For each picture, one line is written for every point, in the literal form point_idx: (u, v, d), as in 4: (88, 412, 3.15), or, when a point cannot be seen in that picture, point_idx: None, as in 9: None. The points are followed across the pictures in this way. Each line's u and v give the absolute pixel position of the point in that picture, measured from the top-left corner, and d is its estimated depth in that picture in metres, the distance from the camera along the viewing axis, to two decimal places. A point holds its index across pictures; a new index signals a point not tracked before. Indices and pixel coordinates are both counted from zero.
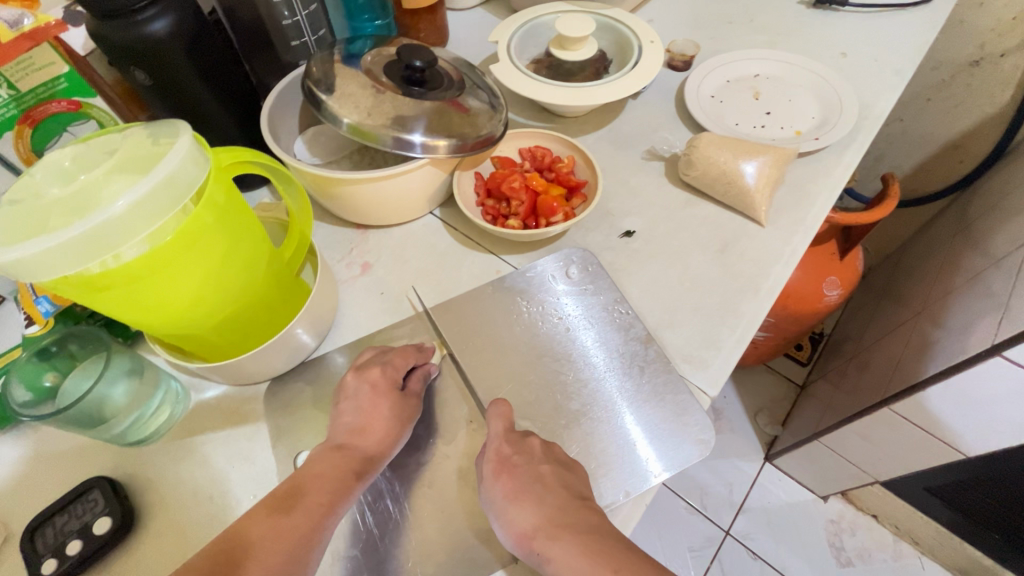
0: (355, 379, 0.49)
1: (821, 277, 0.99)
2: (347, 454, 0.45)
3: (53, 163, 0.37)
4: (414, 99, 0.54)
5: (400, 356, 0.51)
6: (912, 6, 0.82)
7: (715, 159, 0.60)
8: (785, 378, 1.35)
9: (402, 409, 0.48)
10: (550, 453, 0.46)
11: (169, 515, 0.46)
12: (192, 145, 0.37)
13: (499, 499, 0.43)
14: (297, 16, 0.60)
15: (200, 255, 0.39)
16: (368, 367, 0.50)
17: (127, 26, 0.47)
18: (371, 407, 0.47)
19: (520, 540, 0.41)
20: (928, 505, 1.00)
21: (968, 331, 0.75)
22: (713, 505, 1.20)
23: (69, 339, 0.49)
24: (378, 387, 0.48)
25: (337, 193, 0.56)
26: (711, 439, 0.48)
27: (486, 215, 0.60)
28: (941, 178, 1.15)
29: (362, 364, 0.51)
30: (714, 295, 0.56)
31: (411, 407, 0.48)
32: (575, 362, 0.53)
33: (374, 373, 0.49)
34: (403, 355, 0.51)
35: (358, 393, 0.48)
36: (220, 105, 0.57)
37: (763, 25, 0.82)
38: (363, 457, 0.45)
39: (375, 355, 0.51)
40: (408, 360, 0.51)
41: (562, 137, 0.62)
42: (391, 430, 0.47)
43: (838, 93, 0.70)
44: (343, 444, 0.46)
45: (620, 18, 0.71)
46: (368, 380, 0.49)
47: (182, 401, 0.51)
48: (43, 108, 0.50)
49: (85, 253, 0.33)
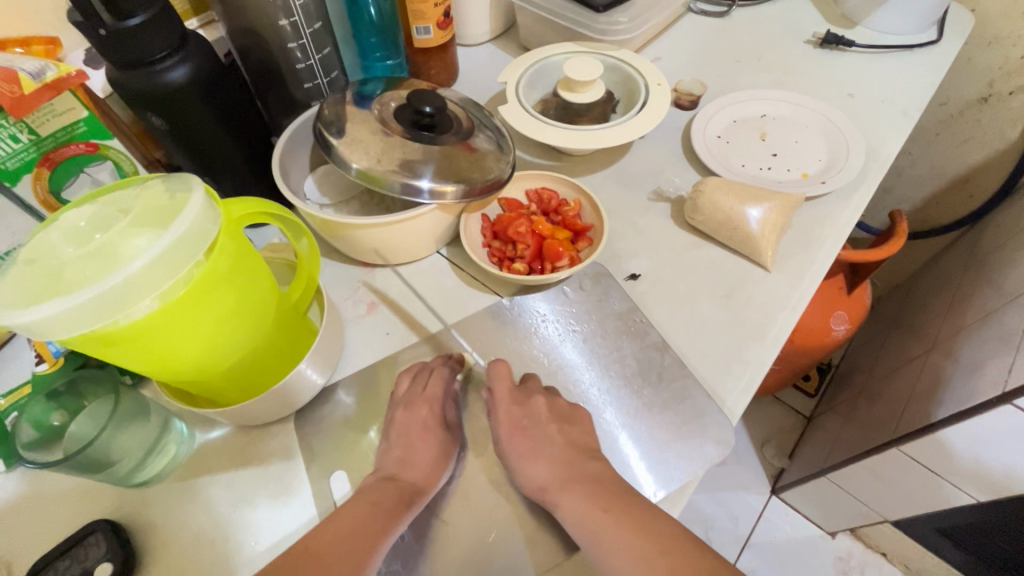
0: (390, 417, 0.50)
1: (828, 312, 0.98)
2: (394, 489, 0.46)
3: (69, 223, 0.37)
4: (423, 144, 0.55)
5: (437, 384, 0.53)
6: (919, 48, 0.83)
7: (721, 203, 0.60)
8: (792, 409, 1.33)
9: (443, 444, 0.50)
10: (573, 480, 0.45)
11: (170, 560, 0.46)
12: (205, 200, 0.37)
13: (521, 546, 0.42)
14: (310, 59, 0.62)
15: (212, 305, 0.39)
16: (414, 403, 0.51)
17: (147, 76, 0.49)
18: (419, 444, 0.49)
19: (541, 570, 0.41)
20: (940, 546, 0.98)
21: (980, 373, 0.74)
22: (718, 538, 1.18)
23: (78, 380, 0.50)
24: (427, 423, 0.50)
25: (346, 236, 0.57)
26: (732, 438, 0.49)
27: (492, 258, 0.60)
28: (951, 212, 1.15)
29: (404, 396, 0.52)
30: (721, 341, 0.56)
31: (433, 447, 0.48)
32: (592, 373, 0.55)
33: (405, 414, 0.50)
34: (437, 381, 0.53)
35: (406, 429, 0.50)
36: (234, 146, 0.58)
37: (770, 65, 0.83)
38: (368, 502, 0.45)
39: (412, 383, 0.53)
40: (444, 386, 0.53)
41: (569, 181, 0.63)
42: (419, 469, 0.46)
43: (845, 135, 0.71)
44: (383, 466, 0.48)
45: (627, 60, 0.72)
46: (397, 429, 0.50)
47: (186, 442, 0.51)
48: (63, 151, 0.51)
49: (101, 312, 0.33)
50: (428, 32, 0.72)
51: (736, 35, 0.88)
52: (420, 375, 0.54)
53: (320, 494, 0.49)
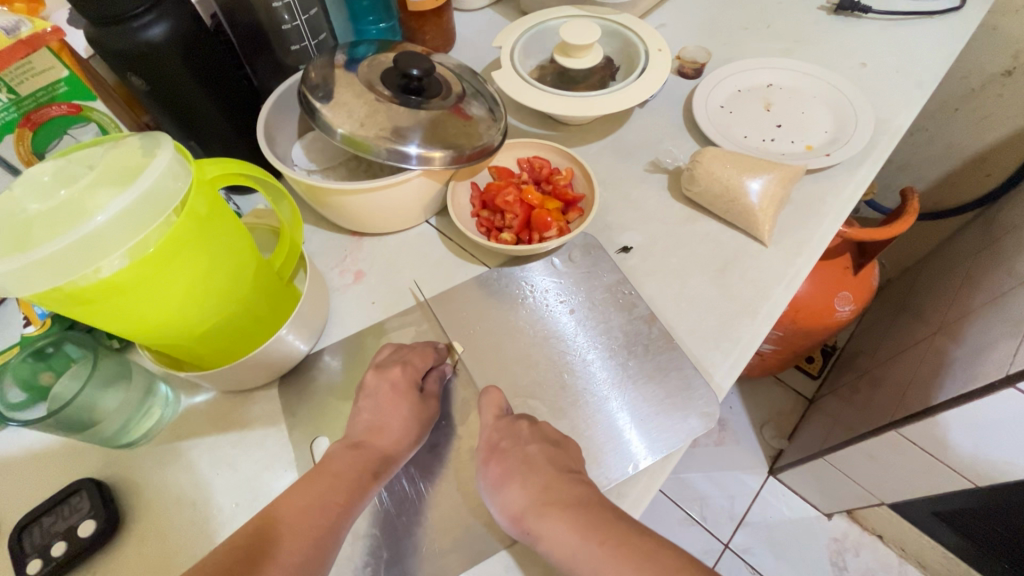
0: (376, 376, 0.49)
1: (832, 292, 0.95)
2: (364, 451, 0.45)
3: (33, 179, 0.37)
4: (410, 109, 0.53)
5: (418, 356, 0.51)
6: (938, 14, 0.79)
7: (718, 175, 0.58)
8: (794, 391, 1.32)
9: (421, 410, 0.48)
10: (555, 434, 0.46)
11: (152, 519, 0.47)
12: (173, 158, 0.37)
13: (509, 478, 0.44)
14: (297, 20, 0.60)
15: (183, 266, 0.39)
16: (389, 366, 0.49)
17: (124, 33, 0.47)
18: (391, 405, 0.47)
19: (512, 512, 0.42)
20: (936, 530, 0.97)
21: (982, 356, 0.71)
22: (713, 516, 1.19)
23: (65, 341, 0.50)
24: (398, 386, 0.48)
25: (331, 203, 0.56)
26: (715, 412, 0.49)
27: (480, 227, 0.60)
28: (967, 191, 1.11)
29: (382, 363, 0.50)
30: (712, 316, 0.54)
31: (428, 409, 0.48)
32: (579, 343, 0.54)
33: (395, 373, 0.49)
34: (422, 355, 0.51)
35: (378, 390, 0.48)
36: (219, 109, 0.57)
37: (779, 32, 0.79)
38: (354, 443, 0.45)
39: (394, 353, 0.51)
40: (427, 360, 0.51)
41: (561, 149, 0.61)
42: (407, 428, 0.47)
43: (853, 105, 0.68)
44: (361, 441, 0.46)
45: (628, 24, 0.70)
46: (388, 379, 0.48)
47: (171, 405, 0.52)
48: (43, 112, 0.50)
49: (65, 268, 0.33)
50: None
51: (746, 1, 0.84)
52: (406, 348, 0.52)
53: (300, 458, 0.50)
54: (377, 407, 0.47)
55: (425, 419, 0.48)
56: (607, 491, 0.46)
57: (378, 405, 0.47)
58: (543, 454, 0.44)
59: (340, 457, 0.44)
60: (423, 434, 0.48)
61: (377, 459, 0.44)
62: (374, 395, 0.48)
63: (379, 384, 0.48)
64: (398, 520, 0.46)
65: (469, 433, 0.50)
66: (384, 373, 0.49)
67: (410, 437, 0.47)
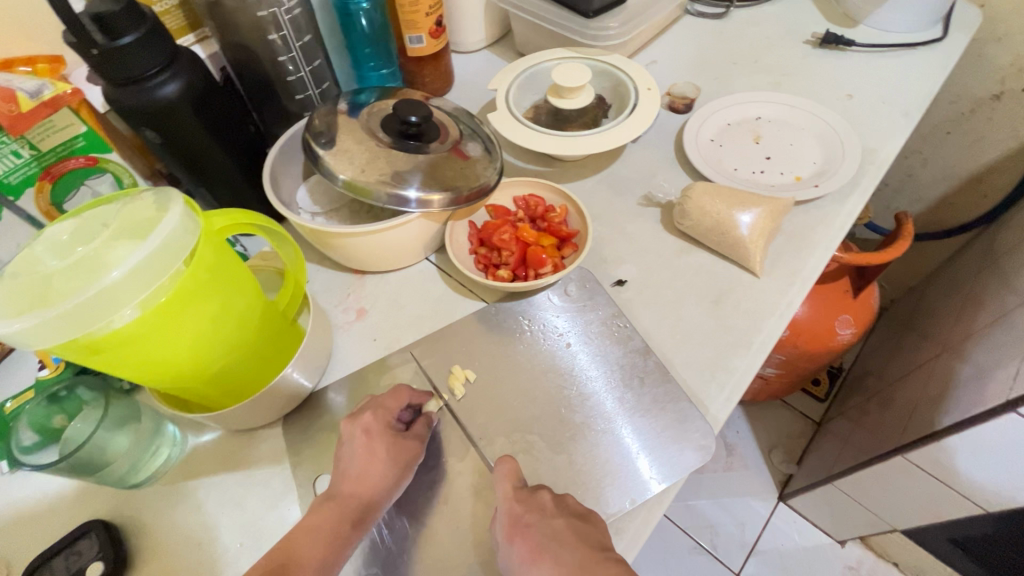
0: (349, 423, 0.49)
1: (833, 316, 0.95)
2: (363, 492, 0.45)
3: (53, 238, 0.39)
4: (408, 153, 0.55)
5: (392, 397, 0.51)
6: (920, 46, 0.81)
7: (709, 209, 0.60)
8: (801, 414, 1.31)
9: (400, 451, 0.48)
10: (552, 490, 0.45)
11: (158, 559, 0.48)
12: (185, 211, 0.39)
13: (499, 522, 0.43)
14: (301, 72, 0.63)
15: (193, 314, 0.41)
16: (361, 412, 0.50)
17: (140, 92, 0.50)
18: (368, 452, 0.47)
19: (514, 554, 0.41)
20: (953, 557, 0.95)
21: (986, 379, 0.71)
22: (723, 545, 1.17)
23: (78, 385, 0.51)
24: (372, 430, 0.48)
25: (333, 244, 0.58)
26: (712, 445, 0.50)
27: (478, 264, 0.62)
28: (965, 212, 1.11)
29: (357, 410, 0.51)
30: (707, 347, 0.56)
31: (407, 451, 0.48)
32: (577, 376, 0.55)
33: (366, 418, 0.49)
34: (396, 397, 0.52)
35: (353, 438, 0.48)
36: (227, 156, 0.59)
37: (767, 66, 0.82)
38: (343, 489, 0.46)
39: (369, 399, 0.52)
40: (401, 401, 0.52)
41: (556, 187, 0.64)
42: (390, 472, 0.47)
43: (840, 136, 0.69)
44: (359, 483, 0.46)
45: (618, 64, 0.73)
46: (361, 425, 0.49)
47: (179, 444, 0.53)
48: (62, 165, 0.54)
49: (84, 321, 0.35)
50: (420, 42, 0.72)
51: (733, 37, 0.87)
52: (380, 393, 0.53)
53: (305, 497, 0.51)
54: (354, 455, 0.47)
55: (408, 461, 0.48)
56: (607, 525, 0.47)
57: (360, 453, 0.47)
58: (528, 505, 0.44)
59: (332, 502, 0.45)
60: (406, 476, 0.48)
61: (378, 498, 0.46)
62: (349, 444, 0.48)
63: (353, 430, 0.48)
64: (401, 558, 0.46)
65: (468, 470, 0.50)
66: (357, 419, 0.49)
67: (397, 479, 0.47)
